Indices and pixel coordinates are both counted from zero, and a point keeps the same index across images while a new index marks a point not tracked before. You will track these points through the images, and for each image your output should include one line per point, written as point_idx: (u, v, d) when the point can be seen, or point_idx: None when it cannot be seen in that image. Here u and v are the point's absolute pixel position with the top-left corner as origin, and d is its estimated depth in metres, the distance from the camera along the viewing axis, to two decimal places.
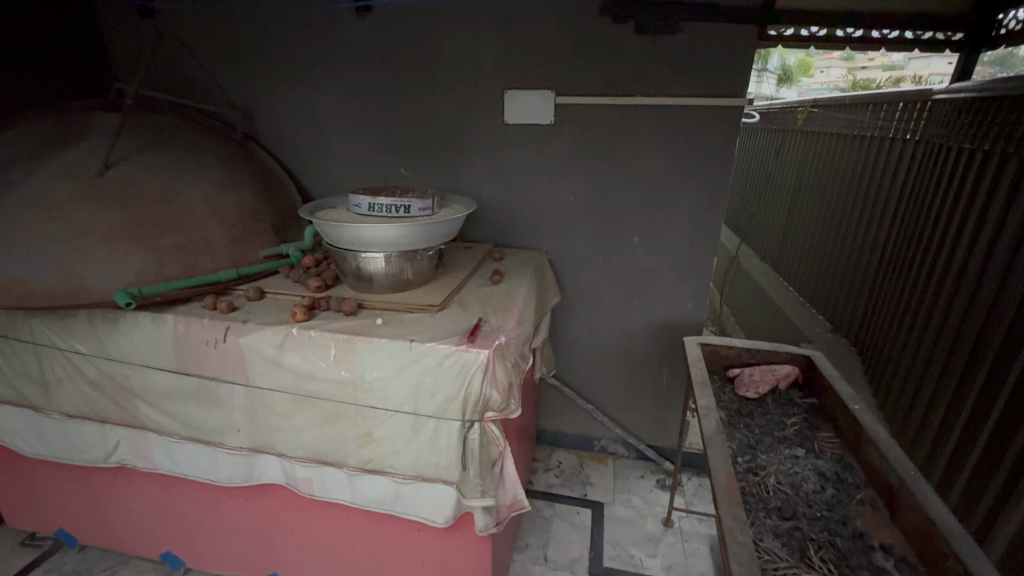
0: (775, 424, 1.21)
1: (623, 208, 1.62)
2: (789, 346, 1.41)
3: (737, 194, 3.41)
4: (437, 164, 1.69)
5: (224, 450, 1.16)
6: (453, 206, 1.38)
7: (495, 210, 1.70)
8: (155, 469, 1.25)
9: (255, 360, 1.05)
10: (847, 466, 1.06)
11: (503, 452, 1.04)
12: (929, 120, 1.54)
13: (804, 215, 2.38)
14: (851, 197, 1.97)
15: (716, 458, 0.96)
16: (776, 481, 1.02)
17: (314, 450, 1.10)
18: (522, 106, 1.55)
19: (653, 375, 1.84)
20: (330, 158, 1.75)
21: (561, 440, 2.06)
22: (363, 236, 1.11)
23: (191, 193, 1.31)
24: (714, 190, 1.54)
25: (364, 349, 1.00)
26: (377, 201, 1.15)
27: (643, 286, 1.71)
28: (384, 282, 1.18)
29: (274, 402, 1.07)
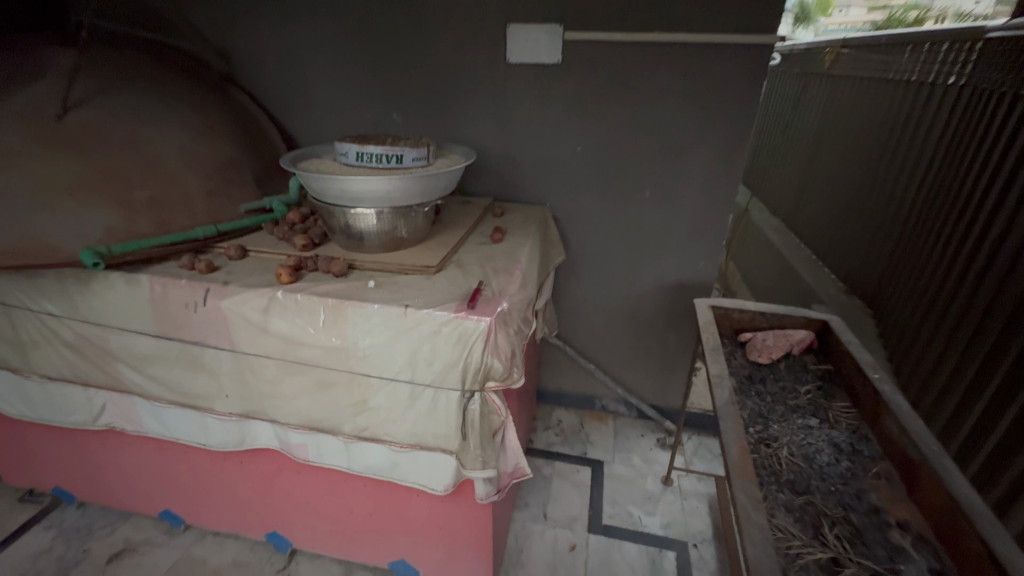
0: (787, 392, 1.16)
1: (634, 160, 1.50)
2: (804, 309, 1.34)
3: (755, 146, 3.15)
4: (433, 109, 1.54)
5: (214, 415, 1.11)
6: (450, 157, 1.27)
7: (496, 161, 1.57)
8: (145, 433, 1.21)
9: (239, 325, 0.98)
10: (862, 436, 1.02)
11: (505, 422, 0.99)
12: (977, 64, 1.39)
13: (824, 169, 2.24)
14: (880, 150, 1.83)
15: (729, 430, 0.91)
16: (790, 453, 0.98)
17: (308, 417, 1.05)
18: (527, 44, 1.39)
19: (657, 336, 1.79)
20: (315, 101, 1.60)
21: (561, 399, 2.04)
22: (351, 189, 1.01)
23: (163, 141, 1.19)
24: (735, 141, 1.42)
25: (355, 315, 0.93)
26: (365, 150, 1.04)
27: (652, 245, 1.62)
28: (376, 241, 1.08)
29: (262, 368, 1.02)
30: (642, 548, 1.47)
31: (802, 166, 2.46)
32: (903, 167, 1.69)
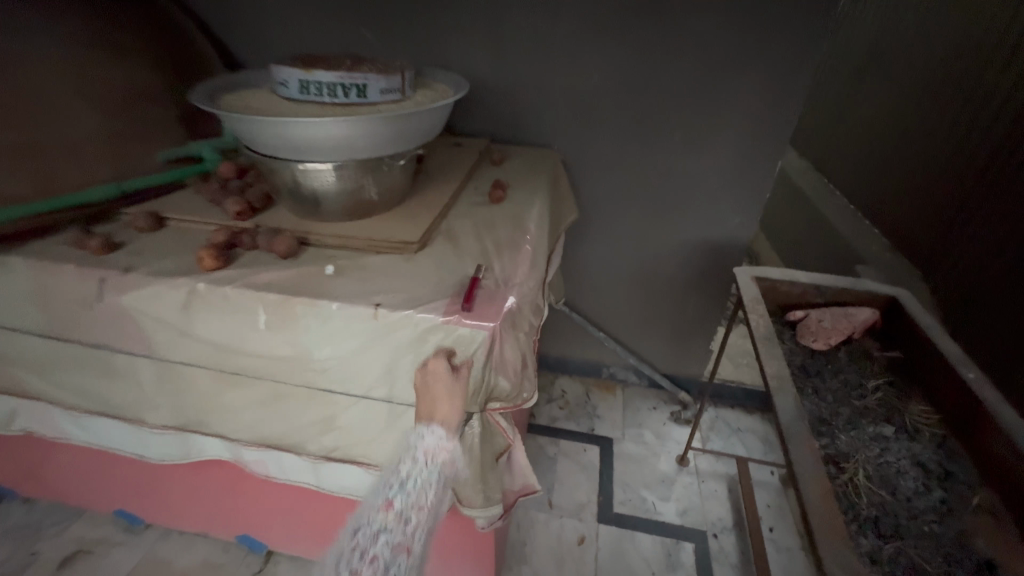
0: (852, 388, 0.96)
1: (667, 89, 1.18)
2: (867, 282, 1.11)
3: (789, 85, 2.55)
4: (410, 20, 1.19)
5: (147, 427, 0.89)
6: (434, 87, 0.95)
7: (493, 90, 1.25)
8: (70, 441, 0.99)
9: (154, 325, 0.72)
10: (951, 453, 0.83)
11: (512, 444, 0.79)
12: None
13: (864, 104, 1.91)
14: (949, 79, 1.51)
15: (804, 462, 0.71)
16: (867, 478, 0.78)
17: (262, 433, 0.83)
18: None
19: (678, 302, 1.56)
20: (256, 7, 1.23)
21: (565, 367, 1.85)
22: (293, 136, 0.71)
23: None
24: (797, 66, 1.11)
25: (308, 317, 0.67)
26: (313, 77, 0.74)
27: (681, 197, 1.34)
28: (337, 206, 0.81)
29: (194, 377, 0.78)
30: (657, 539, 1.34)
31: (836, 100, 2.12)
32: (981, 102, 1.38)
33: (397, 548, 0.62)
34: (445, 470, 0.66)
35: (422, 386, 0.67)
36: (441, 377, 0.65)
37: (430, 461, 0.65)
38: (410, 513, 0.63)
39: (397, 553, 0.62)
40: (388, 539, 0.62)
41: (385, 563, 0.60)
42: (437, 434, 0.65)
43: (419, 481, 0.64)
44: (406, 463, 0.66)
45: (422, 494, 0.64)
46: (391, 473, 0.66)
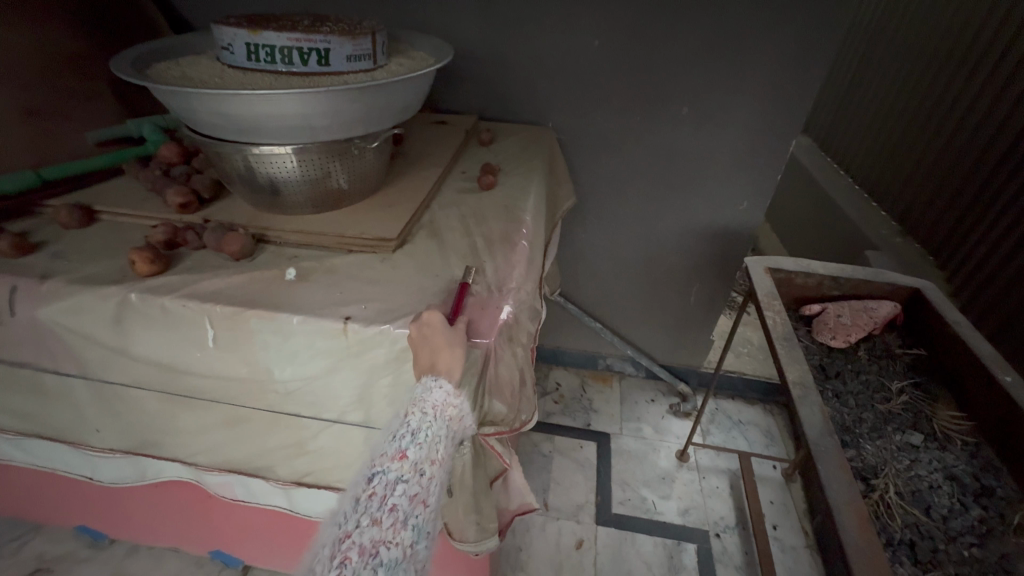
0: (875, 392, 0.88)
1: (674, 59, 1.06)
2: (889, 272, 1.02)
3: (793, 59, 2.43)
4: None
5: (91, 450, 0.78)
6: (413, 55, 0.82)
7: (480, 60, 1.12)
8: (8, 462, 0.88)
9: (81, 343, 0.61)
10: (986, 464, 0.76)
11: (509, 467, 0.70)
12: None
13: (873, 78, 1.81)
14: (974, 51, 1.40)
15: (836, 487, 0.63)
16: (898, 495, 0.72)
17: (223, 458, 0.73)
18: None
19: (679, 291, 1.47)
20: None
21: (560, 359, 1.76)
22: (239, 114, 0.59)
23: None
24: (819, 32, 0.99)
25: (264, 333, 0.57)
26: (260, 39, 0.61)
27: (686, 180, 1.23)
28: (300, 197, 0.69)
29: (137, 399, 0.67)
30: (658, 541, 1.28)
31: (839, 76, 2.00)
32: (1012, 78, 1.28)
33: (417, 497, 0.48)
34: (457, 425, 0.53)
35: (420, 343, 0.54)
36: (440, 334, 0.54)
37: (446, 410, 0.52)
38: (428, 461, 0.50)
39: (416, 504, 0.48)
40: (406, 488, 0.48)
41: (404, 513, 0.47)
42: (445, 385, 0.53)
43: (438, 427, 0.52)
44: (413, 413, 0.52)
45: (437, 446, 0.51)
46: (395, 422, 0.52)
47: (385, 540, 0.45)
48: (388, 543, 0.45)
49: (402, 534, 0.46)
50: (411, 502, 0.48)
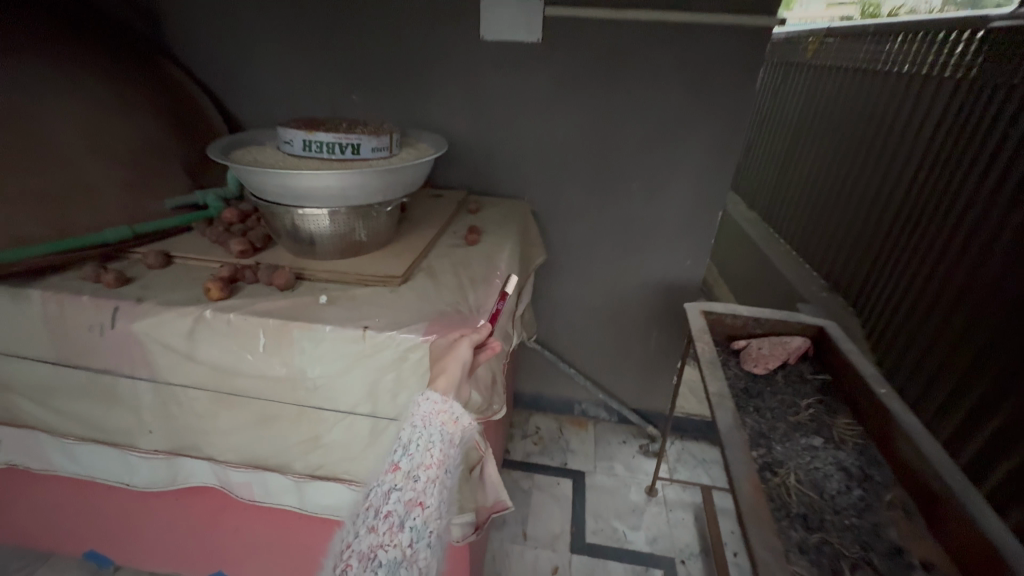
0: (787, 407, 1.08)
1: (622, 150, 1.36)
2: (800, 314, 1.26)
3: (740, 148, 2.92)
4: (397, 90, 1.36)
5: (137, 452, 0.94)
6: (417, 145, 1.10)
7: (470, 149, 1.41)
8: (55, 471, 1.02)
9: (159, 350, 0.80)
10: (871, 459, 0.94)
11: (484, 455, 0.87)
12: (981, 57, 1.32)
13: (801, 165, 2.20)
14: (865, 145, 1.77)
15: (738, 464, 0.81)
16: (798, 481, 0.89)
17: (250, 455, 0.89)
18: (501, 17, 1.24)
19: (641, 338, 1.69)
20: (259, 76, 1.38)
21: (539, 404, 1.93)
22: (296, 186, 0.83)
23: (63, 119, 0.96)
24: (729, 134, 1.30)
25: (303, 338, 0.77)
26: (314, 137, 0.87)
27: (639, 242, 1.50)
28: (330, 245, 0.92)
29: (190, 400, 0.84)
30: (628, 566, 1.39)
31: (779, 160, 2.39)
32: (891, 168, 1.64)
33: (409, 502, 0.67)
34: (452, 427, 0.71)
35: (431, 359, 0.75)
36: (446, 351, 0.75)
37: (431, 421, 0.70)
38: (417, 472, 0.68)
39: (410, 508, 0.66)
40: (400, 496, 0.67)
41: (399, 517, 0.66)
42: (433, 397, 0.72)
43: (422, 441, 0.69)
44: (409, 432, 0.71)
45: (428, 455, 0.69)
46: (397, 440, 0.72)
47: (383, 543, 0.65)
48: (386, 545, 0.65)
49: (399, 536, 0.65)
50: (405, 508, 0.66)
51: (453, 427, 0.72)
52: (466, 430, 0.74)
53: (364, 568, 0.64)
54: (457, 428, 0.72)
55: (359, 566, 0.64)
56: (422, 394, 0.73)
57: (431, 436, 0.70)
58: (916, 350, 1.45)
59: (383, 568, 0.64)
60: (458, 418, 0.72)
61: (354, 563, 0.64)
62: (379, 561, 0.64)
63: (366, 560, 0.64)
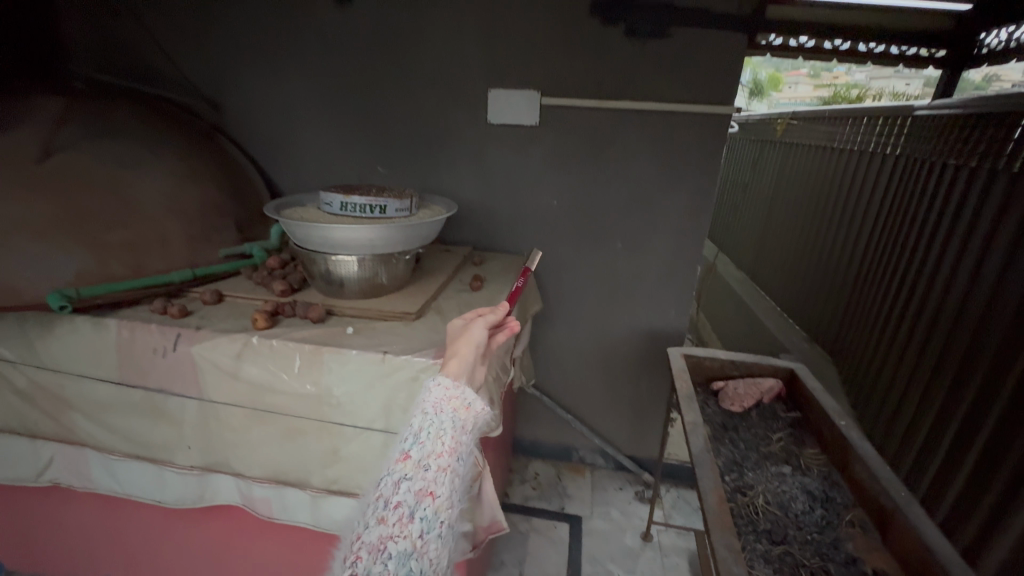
0: (760, 439, 1.19)
1: (609, 214, 1.57)
2: (773, 357, 1.38)
3: (731, 215, 3.19)
4: (415, 162, 1.60)
5: (173, 468, 1.05)
6: (433, 207, 1.30)
7: (476, 211, 1.63)
8: (93, 489, 1.13)
9: (209, 370, 0.95)
10: (834, 483, 1.05)
11: (482, 471, 0.97)
12: (909, 138, 1.55)
13: (783, 228, 2.43)
14: (832, 211, 1.99)
15: (706, 479, 0.93)
16: (765, 502, 1.00)
17: (274, 470, 1.00)
18: (506, 106, 1.48)
19: (633, 384, 1.81)
20: (300, 151, 1.63)
21: (538, 450, 2.00)
22: (333, 237, 1.02)
23: (144, 182, 1.18)
24: (699, 200, 1.51)
25: (332, 361, 0.91)
26: (349, 200, 1.07)
27: (626, 294, 1.67)
28: (356, 287, 1.09)
29: (230, 416, 0.98)
30: None
31: (766, 225, 2.64)
32: (851, 230, 1.83)
33: (419, 492, 0.66)
34: (464, 415, 0.76)
35: (450, 341, 0.85)
36: (461, 333, 0.86)
37: (442, 408, 0.75)
38: (429, 461, 0.69)
39: (420, 498, 0.65)
40: (411, 486, 0.66)
41: (409, 508, 0.64)
42: (444, 383, 0.77)
43: (433, 429, 0.72)
44: (421, 419, 0.73)
45: (438, 444, 0.71)
46: (406, 430, 0.74)
47: (393, 534, 0.62)
48: (396, 537, 0.62)
49: (410, 527, 0.63)
50: (416, 497, 0.65)
51: (465, 413, 0.76)
52: (475, 418, 0.78)
53: (373, 561, 0.60)
54: (468, 415, 0.76)
55: (368, 559, 0.60)
56: (434, 380, 0.78)
57: (442, 424, 0.73)
58: (877, 397, 1.56)
59: (392, 560, 0.60)
60: (470, 404, 0.77)
61: (364, 556, 0.60)
62: (389, 553, 0.60)
63: (376, 552, 0.60)
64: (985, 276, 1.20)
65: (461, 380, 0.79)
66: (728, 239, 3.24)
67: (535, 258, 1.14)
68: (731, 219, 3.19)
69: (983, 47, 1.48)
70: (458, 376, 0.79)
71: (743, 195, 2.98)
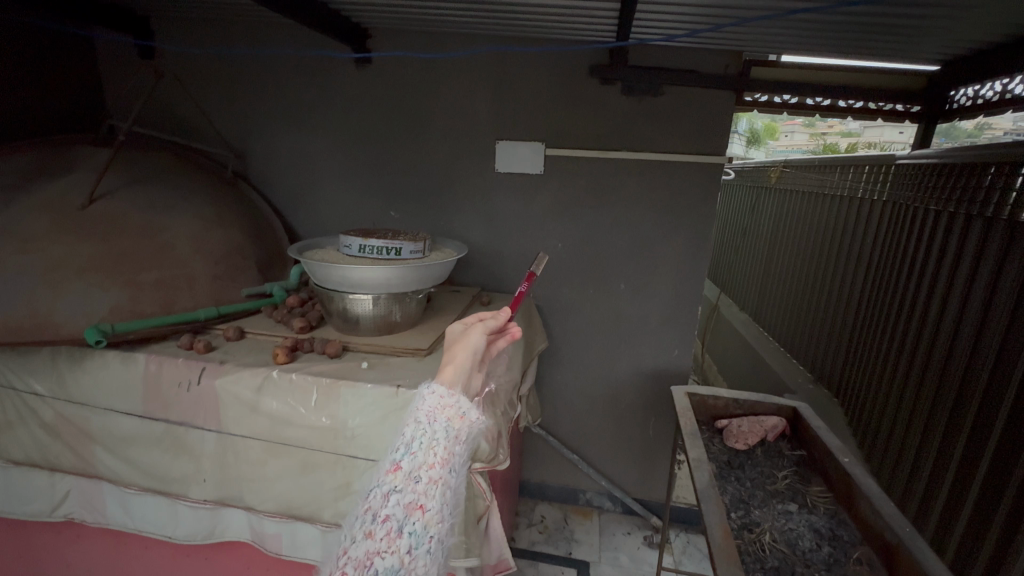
0: (766, 478, 1.21)
1: (611, 256, 1.64)
2: (777, 396, 1.39)
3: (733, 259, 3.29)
4: (427, 208, 1.69)
5: (187, 503, 1.07)
6: (444, 249, 1.38)
7: (484, 254, 1.71)
8: (105, 524, 1.14)
9: (230, 404, 1.00)
10: (841, 522, 1.06)
11: (490, 506, 0.98)
12: (895, 185, 1.64)
13: (783, 270, 2.50)
14: (828, 254, 2.06)
15: (711, 514, 0.94)
16: (772, 539, 1.03)
17: (286, 503, 1.02)
18: (513, 156, 1.59)
19: (639, 424, 1.81)
20: (319, 197, 1.74)
21: (544, 492, 1.97)
22: (352, 277, 1.09)
23: (177, 226, 1.27)
24: (697, 242, 1.58)
25: (347, 394, 0.96)
26: (367, 243, 1.15)
27: (630, 333, 1.71)
28: (371, 324, 1.15)
29: (246, 449, 1.01)
30: None
31: (767, 267, 2.71)
32: (847, 271, 1.90)
33: (409, 505, 0.64)
34: (457, 422, 0.72)
35: (447, 343, 0.80)
36: (458, 337, 0.79)
37: (435, 416, 0.71)
38: (419, 473, 0.66)
39: (409, 511, 0.64)
40: (400, 499, 0.64)
41: (397, 522, 0.63)
42: (438, 391, 0.74)
43: (425, 439, 0.69)
44: (410, 424, 0.71)
45: (430, 453, 0.68)
46: (397, 440, 0.71)
47: (380, 550, 0.61)
48: (383, 553, 0.61)
49: (398, 542, 0.62)
50: (405, 511, 0.64)
51: (459, 423, 0.72)
52: (471, 428, 0.74)
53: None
54: (462, 424, 0.72)
55: (354, 575, 0.60)
56: (428, 388, 0.75)
57: (434, 434, 0.70)
58: (881, 438, 1.56)
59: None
60: (465, 413, 0.73)
61: (349, 572, 0.60)
62: (375, 569, 0.60)
63: (362, 567, 0.60)
64: (971, 316, 1.25)
65: (455, 389, 0.76)
66: (730, 282, 3.32)
67: (543, 258, 0.95)
68: (733, 263, 3.28)
69: (953, 102, 1.60)
70: (452, 385, 0.76)
71: (744, 239, 3.08)
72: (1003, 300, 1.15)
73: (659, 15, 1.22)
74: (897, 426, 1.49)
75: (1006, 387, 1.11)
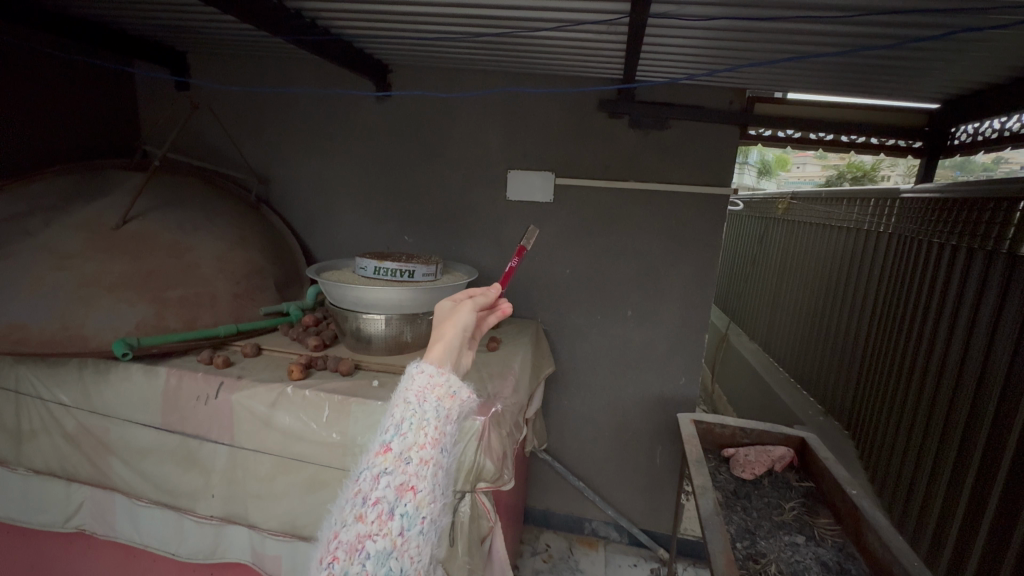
0: (773, 507, 1.21)
1: (618, 284, 1.67)
2: (784, 425, 1.38)
3: (743, 290, 3.30)
4: (440, 234, 1.75)
5: (193, 517, 1.10)
6: (456, 273, 1.42)
7: (493, 279, 1.75)
8: (115, 537, 1.17)
9: (245, 418, 1.03)
10: (849, 555, 1.06)
11: (493, 527, 0.99)
12: (899, 217, 1.66)
13: (791, 300, 2.52)
14: (835, 284, 2.08)
15: (715, 542, 0.94)
16: (777, 570, 1.03)
17: (290, 523, 1.03)
18: (523, 185, 1.65)
19: (645, 452, 1.80)
20: (337, 222, 1.81)
21: (550, 520, 1.95)
22: (366, 298, 1.14)
23: (201, 246, 1.33)
24: (703, 269, 1.61)
25: (357, 411, 0.99)
26: (382, 264, 1.19)
27: (636, 360, 1.72)
28: (382, 344, 1.20)
29: (257, 465, 1.03)
30: None
31: (775, 296, 2.72)
32: (853, 300, 1.91)
33: (399, 487, 0.65)
34: (447, 404, 0.72)
35: (435, 322, 0.80)
36: (449, 313, 0.80)
37: (426, 396, 0.71)
38: (410, 454, 0.67)
39: (401, 493, 0.65)
40: (390, 481, 0.65)
41: (389, 504, 0.64)
42: (427, 370, 0.73)
43: (416, 420, 0.69)
44: (398, 406, 0.71)
45: (416, 437, 0.68)
46: (387, 421, 0.70)
47: (371, 533, 0.62)
48: (375, 536, 0.62)
49: (389, 525, 0.63)
50: (396, 493, 0.64)
51: (450, 403, 0.72)
52: (462, 406, 0.74)
53: (350, 561, 0.60)
54: (453, 404, 0.72)
55: (346, 559, 0.61)
56: (417, 366, 0.73)
57: (424, 414, 0.69)
58: (893, 469, 1.53)
59: (371, 559, 0.61)
60: (455, 393, 0.73)
61: (340, 556, 0.61)
62: (367, 553, 0.61)
63: (353, 551, 0.61)
64: (978, 343, 1.24)
65: (445, 367, 0.75)
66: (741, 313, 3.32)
67: (534, 234, 0.99)
68: (742, 294, 3.29)
69: (954, 138, 1.62)
70: (442, 363, 0.75)
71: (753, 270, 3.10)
72: (1009, 327, 1.15)
73: (667, 55, 1.28)
74: (908, 453, 1.46)
75: (1014, 415, 1.10)
